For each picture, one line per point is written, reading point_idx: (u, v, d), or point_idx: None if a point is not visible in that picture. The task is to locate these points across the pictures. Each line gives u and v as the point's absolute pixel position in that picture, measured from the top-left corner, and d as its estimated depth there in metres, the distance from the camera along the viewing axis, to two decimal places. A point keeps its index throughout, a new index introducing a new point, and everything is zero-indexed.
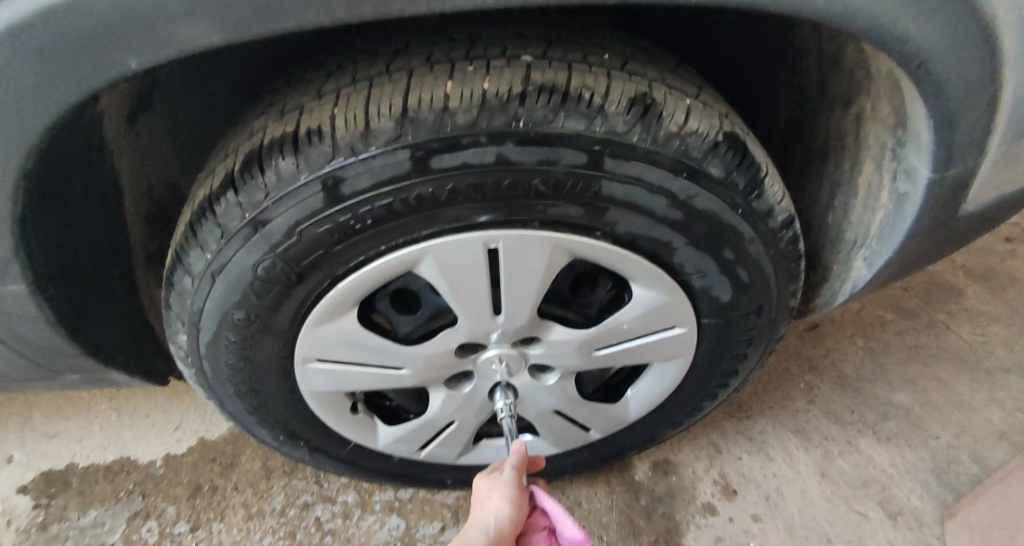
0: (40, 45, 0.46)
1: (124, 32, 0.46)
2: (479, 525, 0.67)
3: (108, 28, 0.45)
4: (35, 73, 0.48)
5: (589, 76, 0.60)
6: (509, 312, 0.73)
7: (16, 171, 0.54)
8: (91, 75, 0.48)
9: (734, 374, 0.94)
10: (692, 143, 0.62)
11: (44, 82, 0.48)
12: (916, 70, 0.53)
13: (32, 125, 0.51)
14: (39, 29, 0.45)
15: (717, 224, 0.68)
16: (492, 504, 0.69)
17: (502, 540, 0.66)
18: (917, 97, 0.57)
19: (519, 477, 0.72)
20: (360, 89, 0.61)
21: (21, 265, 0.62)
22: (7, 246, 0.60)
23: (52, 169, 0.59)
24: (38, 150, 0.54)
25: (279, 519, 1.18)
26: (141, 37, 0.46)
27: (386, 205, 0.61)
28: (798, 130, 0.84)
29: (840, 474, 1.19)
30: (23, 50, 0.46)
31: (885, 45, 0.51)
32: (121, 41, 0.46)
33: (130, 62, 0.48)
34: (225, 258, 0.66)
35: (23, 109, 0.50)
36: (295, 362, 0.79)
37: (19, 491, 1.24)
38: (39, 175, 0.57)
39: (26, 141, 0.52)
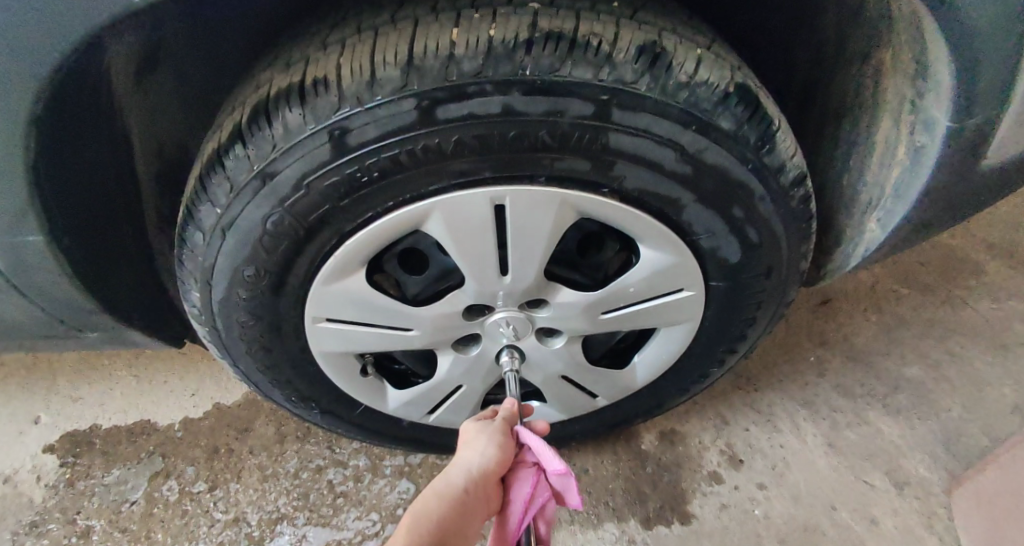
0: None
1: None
2: (462, 465, 0.67)
3: None
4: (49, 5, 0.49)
5: (597, 24, 0.59)
6: (515, 271, 0.73)
7: (30, 114, 0.55)
8: (97, 9, 0.49)
9: (742, 340, 0.94)
10: (702, 94, 0.61)
11: (52, 18, 0.50)
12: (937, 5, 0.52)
13: (42, 67, 0.52)
14: None
15: (726, 181, 0.67)
16: (476, 446, 0.69)
17: (485, 479, 0.67)
18: (939, 37, 0.56)
19: (506, 427, 0.73)
20: (366, 38, 0.60)
21: (38, 215, 0.64)
22: (23, 193, 0.61)
23: (65, 117, 0.60)
24: (50, 93, 0.54)
25: (293, 481, 1.20)
26: None
27: (392, 157, 0.61)
28: (814, 91, 0.82)
29: (848, 444, 1.18)
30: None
31: None
32: None
33: None
34: (234, 212, 0.67)
35: (31, 48, 0.51)
36: (306, 320, 0.80)
37: (46, 450, 1.27)
38: (51, 121, 0.58)
39: (37, 83, 0.53)
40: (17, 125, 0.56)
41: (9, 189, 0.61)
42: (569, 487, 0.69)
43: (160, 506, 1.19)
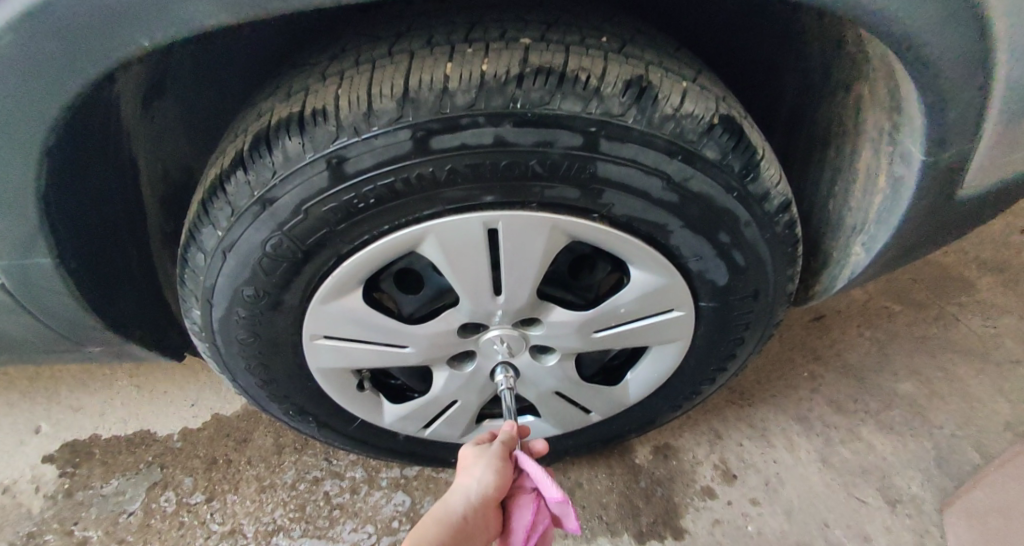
0: (60, 22, 0.49)
1: (138, 10, 0.48)
2: (461, 492, 0.69)
3: (121, 8, 0.48)
4: (54, 48, 0.50)
5: (586, 58, 0.61)
6: (508, 292, 0.75)
7: (39, 146, 0.57)
8: (105, 54, 0.50)
9: (732, 358, 0.96)
10: (687, 125, 0.63)
11: (62, 63, 0.51)
12: (906, 50, 0.55)
13: (53, 103, 0.54)
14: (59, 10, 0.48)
15: (712, 207, 0.69)
16: (475, 472, 0.71)
17: (483, 506, 0.68)
18: (910, 79, 0.58)
19: (504, 450, 0.74)
20: (363, 70, 0.63)
21: (45, 239, 0.65)
22: (31, 220, 0.63)
23: (73, 146, 0.62)
24: (59, 127, 0.56)
25: (290, 492, 1.22)
26: (152, 18, 0.48)
27: (388, 184, 0.63)
28: (801, 117, 0.85)
29: (841, 461, 1.20)
30: (45, 27, 0.49)
31: (872, 27, 0.53)
32: (133, 22, 0.49)
33: (142, 42, 0.50)
34: (235, 235, 0.69)
35: (42, 87, 0.53)
36: (303, 338, 0.82)
37: (46, 460, 1.29)
38: (60, 151, 0.60)
39: (47, 118, 0.55)
40: (27, 156, 0.58)
41: (18, 216, 0.62)
42: (568, 512, 0.69)
43: (158, 517, 1.20)
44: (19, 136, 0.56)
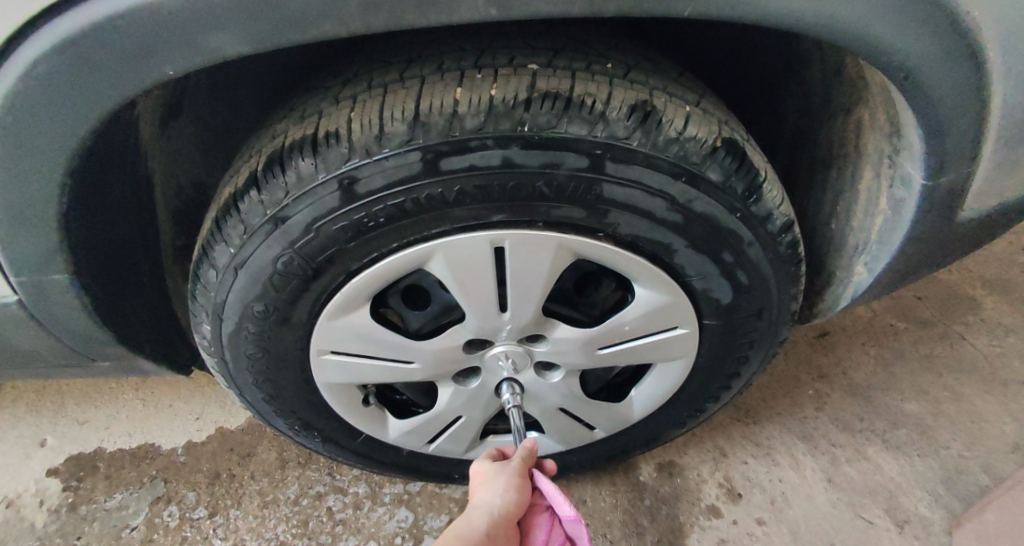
0: (89, 53, 0.50)
1: (165, 43, 0.50)
2: (483, 507, 0.70)
3: (145, 40, 0.50)
4: (81, 77, 0.52)
5: (592, 84, 0.63)
6: (514, 309, 0.76)
7: (63, 168, 0.59)
8: (131, 82, 0.52)
9: (736, 376, 0.96)
10: (691, 148, 0.64)
11: (88, 90, 0.53)
12: (902, 80, 0.56)
13: (77, 128, 0.56)
14: (86, 41, 0.50)
15: (716, 227, 0.70)
16: (494, 489, 0.72)
17: (505, 522, 0.69)
18: (907, 106, 0.60)
19: (523, 467, 0.75)
20: (375, 94, 0.64)
21: (63, 257, 0.67)
22: (51, 239, 0.65)
23: (94, 168, 0.63)
24: (83, 151, 0.58)
25: (293, 507, 1.22)
26: (176, 48, 0.50)
27: (397, 204, 0.64)
28: (803, 139, 0.86)
29: (847, 480, 1.19)
30: (75, 58, 0.51)
31: (871, 57, 0.55)
32: (158, 52, 0.50)
33: (167, 70, 0.52)
34: (247, 252, 0.70)
35: (68, 113, 0.54)
36: (311, 353, 0.83)
37: (50, 474, 1.29)
38: (83, 173, 0.61)
39: (71, 142, 0.57)
40: (51, 179, 0.59)
41: (39, 234, 0.64)
42: (581, 536, 0.69)
43: (161, 531, 1.20)
44: (45, 160, 0.58)
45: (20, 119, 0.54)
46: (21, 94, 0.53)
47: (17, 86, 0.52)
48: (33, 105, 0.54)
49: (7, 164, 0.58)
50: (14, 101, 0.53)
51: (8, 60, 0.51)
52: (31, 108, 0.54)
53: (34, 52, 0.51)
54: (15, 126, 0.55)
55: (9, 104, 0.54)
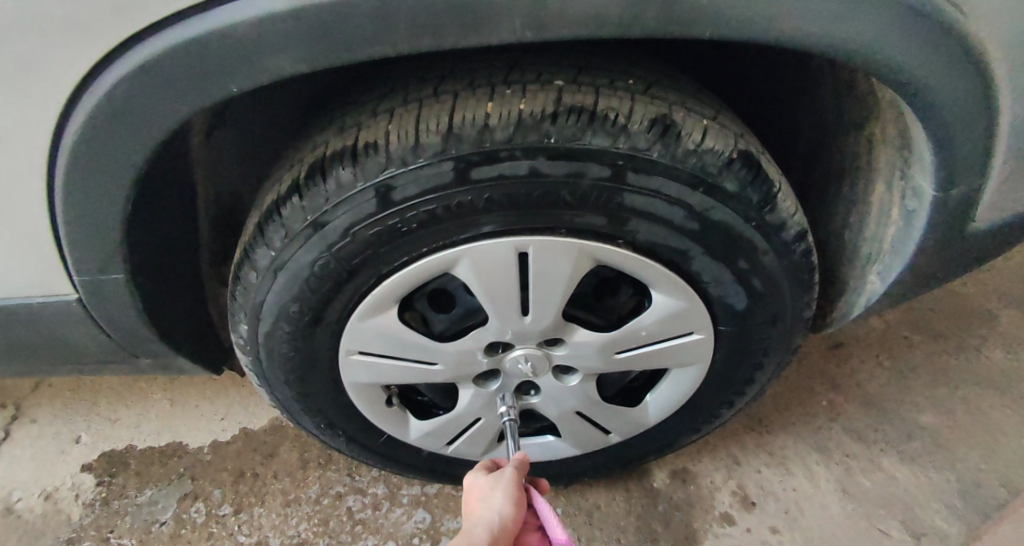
0: (166, 73, 0.56)
1: (234, 64, 0.56)
2: (483, 522, 0.71)
3: (216, 62, 0.56)
4: (156, 95, 0.58)
5: (615, 99, 0.67)
6: (535, 313, 0.79)
7: (132, 177, 0.64)
8: (200, 99, 0.58)
9: (750, 382, 0.99)
10: (708, 159, 0.68)
11: (161, 106, 0.59)
12: (913, 97, 0.60)
13: (148, 140, 0.61)
14: (163, 63, 0.56)
15: (732, 236, 0.73)
16: (493, 503, 0.74)
17: (504, 535, 0.71)
18: (918, 122, 0.63)
19: (517, 481, 0.78)
20: (411, 108, 0.69)
21: (123, 257, 0.72)
22: (115, 240, 0.70)
23: (156, 176, 0.69)
24: (151, 160, 0.64)
25: (314, 506, 1.25)
26: (242, 67, 0.56)
27: (430, 211, 0.68)
28: (815, 153, 0.89)
29: (862, 491, 1.21)
30: (154, 78, 0.57)
31: (881, 76, 0.58)
32: (225, 72, 0.56)
33: (232, 88, 0.57)
34: (287, 255, 0.74)
35: (141, 127, 0.60)
36: (341, 353, 0.87)
37: (84, 469, 1.34)
38: (147, 181, 0.67)
39: (142, 152, 0.62)
40: (121, 186, 0.65)
41: (103, 236, 0.69)
42: None
43: (189, 527, 1.24)
44: (118, 169, 0.63)
45: (99, 133, 0.60)
46: (103, 111, 0.59)
47: (100, 104, 0.58)
48: (113, 121, 0.59)
49: (84, 173, 0.63)
50: (96, 117, 0.59)
51: (94, 82, 0.57)
52: (110, 123, 0.60)
53: (117, 74, 0.56)
54: (94, 140, 0.61)
55: (91, 120, 0.59)
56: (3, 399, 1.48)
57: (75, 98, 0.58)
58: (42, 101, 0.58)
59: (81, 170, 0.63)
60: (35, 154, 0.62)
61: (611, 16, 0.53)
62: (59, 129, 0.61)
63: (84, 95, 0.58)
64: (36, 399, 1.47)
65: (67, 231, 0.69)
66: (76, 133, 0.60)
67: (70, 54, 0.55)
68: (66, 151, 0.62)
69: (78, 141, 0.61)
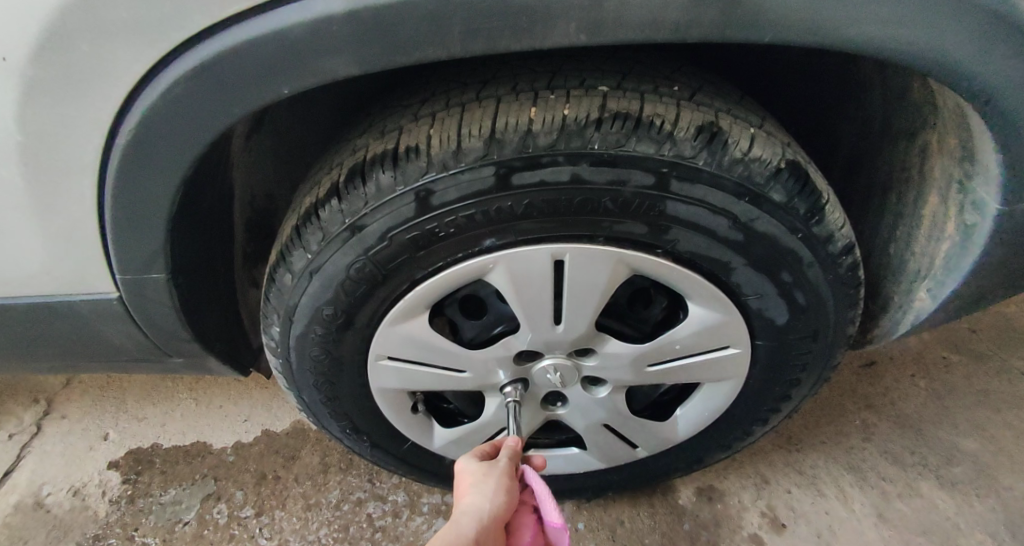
0: (220, 75, 0.57)
1: (288, 66, 0.56)
2: (472, 512, 0.69)
3: (269, 64, 0.56)
4: (208, 97, 0.58)
5: (660, 105, 0.66)
6: (568, 322, 0.78)
7: (180, 178, 0.65)
8: (250, 101, 0.58)
9: (786, 399, 0.96)
10: (755, 169, 0.66)
11: (212, 107, 0.59)
12: (983, 104, 0.58)
13: (196, 141, 0.62)
14: (217, 66, 0.56)
15: (775, 247, 0.71)
16: (484, 492, 0.72)
17: (494, 527, 0.69)
18: (986, 132, 0.61)
19: (510, 469, 0.76)
20: (453, 112, 0.68)
21: (165, 257, 0.73)
22: (159, 240, 0.71)
23: (201, 178, 0.69)
24: (199, 161, 0.64)
25: (334, 511, 1.25)
26: (294, 69, 0.56)
27: (468, 216, 0.68)
28: (856, 165, 0.87)
29: (900, 517, 1.16)
30: (208, 80, 0.57)
31: (949, 83, 0.56)
32: (278, 74, 0.56)
33: (283, 90, 0.57)
34: (323, 258, 0.74)
35: (190, 128, 0.61)
36: (370, 358, 0.86)
37: (111, 467, 1.35)
38: (193, 182, 0.67)
39: (191, 153, 0.63)
40: (168, 187, 0.65)
41: (148, 235, 0.70)
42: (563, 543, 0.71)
43: (211, 528, 1.24)
44: (166, 170, 0.64)
45: (152, 135, 0.61)
46: (156, 113, 0.59)
47: (154, 106, 0.59)
48: (165, 122, 0.60)
49: (133, 174, 0.64)
50: (150, 119, 0.60)
51: (150, 84, 0.58)
52: (162, 125, 0.60)
53: (173, 76, 0.57)
54: (145, 141, 0.61)
55: (144, 122, 0.60)
56: (35, 394, 1.50)
57: (130, 100, 0.59)
58: (99, 101, 0.59)
59: (131, 171, 0.64)
60: (88, 154, 0.63)
61: (667, 21, 0.53)
62: (113, 130, 0.61)
63: (140, 97, 0.59)
64: (66, 396, 1.50)
65: (114, 231, 0.69)
66: (129, 134, 0.61)
67: (130, 56, 0.56)
68: (118, 152, 0.62)
69: (129, 142, 0.61)
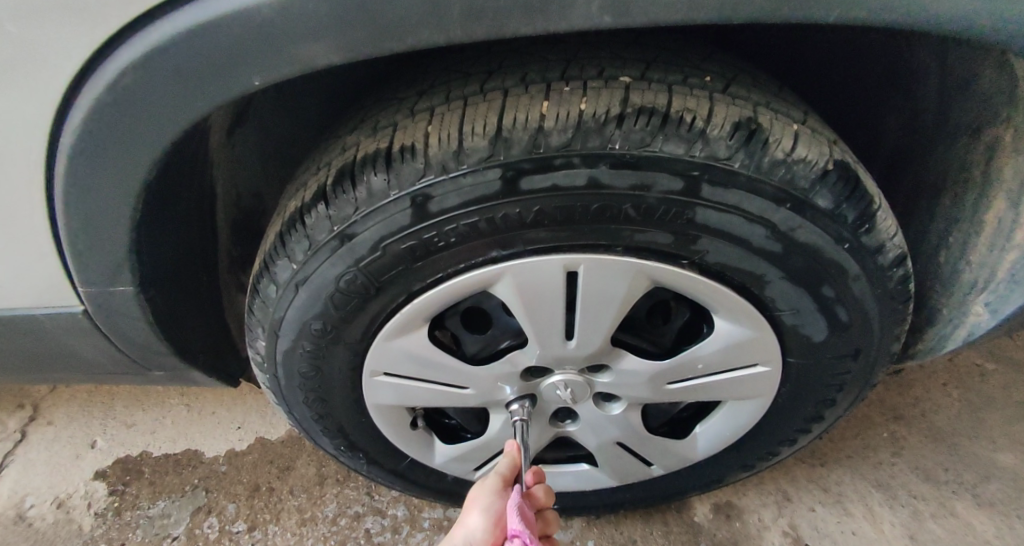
0: (179, 63, 0.49)
1: (253, 52, 0.48)
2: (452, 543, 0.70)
3: (235, 48, 0.48)
4: (170, 88, 0.51)
5: (691, 99, 0.58)
6: (581, 338, 0.70)
7: (140, 181, 0.57)
8: (216, 91, 0.51)
9: (818, 419, 0.88)
10: (799, 171, 0.58)
11: (174, 98, 0.51)
12: None
13: (159, 138, 0.54)
14: (179, 50, 0.48)
15: (819, 258, 0.63)
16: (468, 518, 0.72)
17: None
18: None
19: (494, 483, 0.73)
20: (454, 107, 0.61)
21: (132, 266, 0.65)
22: (123, 249, 0.63)
23: (168, 180, 0.62)
24: (163, 161, 0.57)
25: (331, 527, 1.17)
26: (265, 55, 0.48)
27: (471, 224, 0.61)
28: (902, 160, 0.78)
29: (932, 539, 1.08)
30: (164, 68, 0.49)
31: None
32: (245, 60, 0.49)
33: (254, 80, 0.50)
34: (310, 269, 0.67)
35: (148, 121, 0.53)
36: (364, 374, 0.78)
37: (97, 477, 1.29)
38: (158, 185, 0.60)
39: (151, 153, 0.55)
40: (128, 191, 0.58)
41: (110, 243, 0.63)
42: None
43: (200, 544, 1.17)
44: (123, 172, 0.56)
45: (105, 130, 0.53)
46: (109, 105, 0.52)
47: (104, 97, 0.51)
48: (119, 116, 0.53)
49: (86, 175, 0.57)
50: (100, 112, 0.52)
51: (96, 71, 0.50)
52: (118, 118, 0.53)
53: (122, 62, 0.49)
54: (97, 136, 0.54)
55: (94, 115, 0.52)
56: (20, 399, 1.43)
57: (76, 90, 0.52)
58: (38, 92, 0.52)
59: (83, 171, 0.56)
60: (33, 152, 0.56)
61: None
62: (58, 125, 0.54)
63: (88, 86, 0.51)
64: (53, 400, 1.43)
65: (71, 239, 0.62)
66: (77, 129, 0.54)
67: (77, 40, 0.49)
68: (66, 150, 0.55)
69: (80, 138, 0.54)
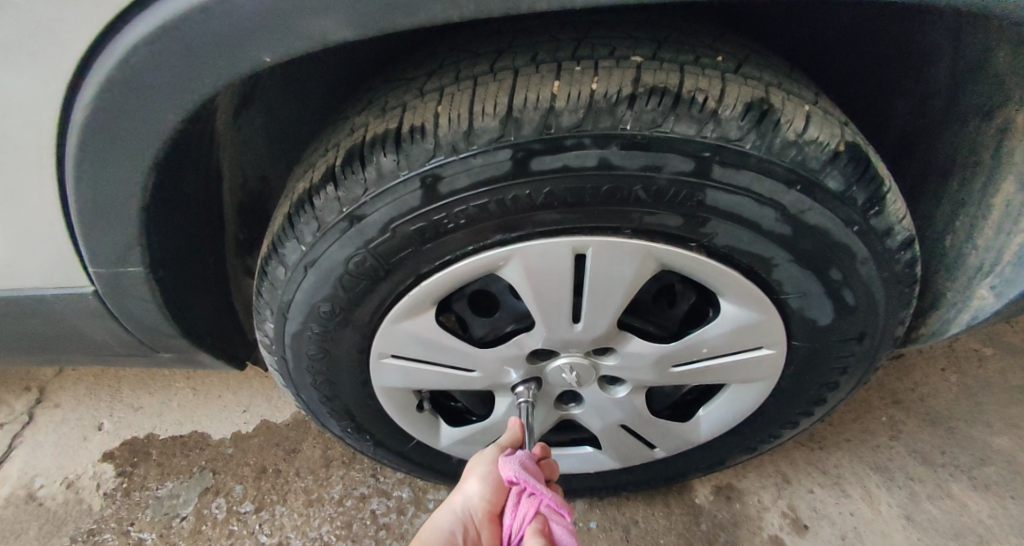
0: (190, 39, 0.49)
1: (263, 28, 0.48)
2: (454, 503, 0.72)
3: (244, 24, 0.48)
4: (179, 65, 0.51)
5: (703, 79, 0.58)
6: (588, 320, 0.70)
7: (150, 160, 0.57)
8: (225, 68, 0.51)
9: (821, 403, 0.88)
10: (811, 152, 0.58)
11: (184, 76, 0.51)
12: None
13: (169, 116, 0.54)
14: (189, 25, 0.48)
15: (827, 241, 0.63)
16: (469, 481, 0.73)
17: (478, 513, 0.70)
18: None
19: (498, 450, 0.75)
20: (464, 87, 0.60)
21: (141, 245, 0.66)
22: (132, 228, 0.63)
23: (177, 161, 0.62)
24: (173, 139, 0.57)
25: (336, 508, 1.19)
26: (276, 31, 0.48)
27: (480, 205, 0.61)
28: (910, 144, 0.78)
29: (929, 519, 1.09)
30: (174, 44, 0.49)
31: None
32: (255, 35, 0.48)
33: (265, 57, 0.50)
34: (319, 250, 0.67)
35: (158, 100, 0.53)
36: (371, 356, 0.79)
37: (106, 458, 1.30)
38: (166, 165, 0.60)
39: (160, 132, 0.55)
40: (136, 171, 0.58)
41: (119, 222, 0.63)
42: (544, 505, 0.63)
43: (208, 524, 1.18)
44: (132, 150, 0.56)
45: (115, 108, 0.53)
46: (117, 82, 0.52)
47: (112, 74, 0.51)
48: (127, 93, 0.52)
49: (95, 153, 0.56)
50: (109, 89, 0.52)
51: (105, 47, 0.50)
52: (127, 96, 0.53)
53: (131, 38, 0.49)
54: (106, 114, 0.54)
55: (102, 92, 0.52)
56: (28, 382, 1.44)
57: (85, 67, 0.52)
58: (45, 68, 0.51)
59: (92, 150, 0.56)
60: (40, 130, 0.56)
61: None
62: (67, 102, 0.54)
63: (97, 63, 0.51)
64: (60, 383, 1.44)
65: (80, 219, 0.62)
66: (85, 107, 0.53)
67: (82, 12, 0.48)
68: (75, 129, 0.55)
69: (88, 115, 0.54)
